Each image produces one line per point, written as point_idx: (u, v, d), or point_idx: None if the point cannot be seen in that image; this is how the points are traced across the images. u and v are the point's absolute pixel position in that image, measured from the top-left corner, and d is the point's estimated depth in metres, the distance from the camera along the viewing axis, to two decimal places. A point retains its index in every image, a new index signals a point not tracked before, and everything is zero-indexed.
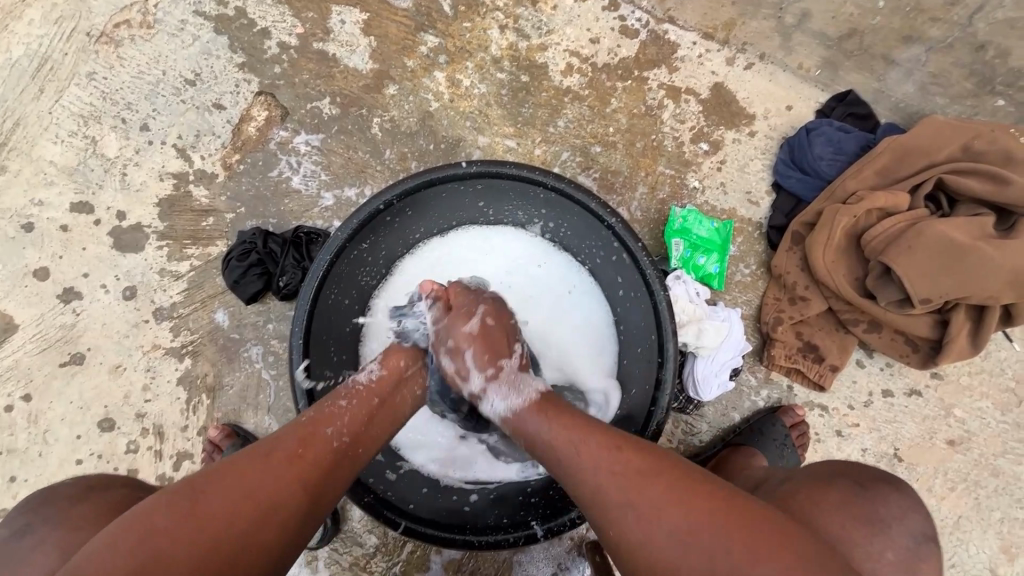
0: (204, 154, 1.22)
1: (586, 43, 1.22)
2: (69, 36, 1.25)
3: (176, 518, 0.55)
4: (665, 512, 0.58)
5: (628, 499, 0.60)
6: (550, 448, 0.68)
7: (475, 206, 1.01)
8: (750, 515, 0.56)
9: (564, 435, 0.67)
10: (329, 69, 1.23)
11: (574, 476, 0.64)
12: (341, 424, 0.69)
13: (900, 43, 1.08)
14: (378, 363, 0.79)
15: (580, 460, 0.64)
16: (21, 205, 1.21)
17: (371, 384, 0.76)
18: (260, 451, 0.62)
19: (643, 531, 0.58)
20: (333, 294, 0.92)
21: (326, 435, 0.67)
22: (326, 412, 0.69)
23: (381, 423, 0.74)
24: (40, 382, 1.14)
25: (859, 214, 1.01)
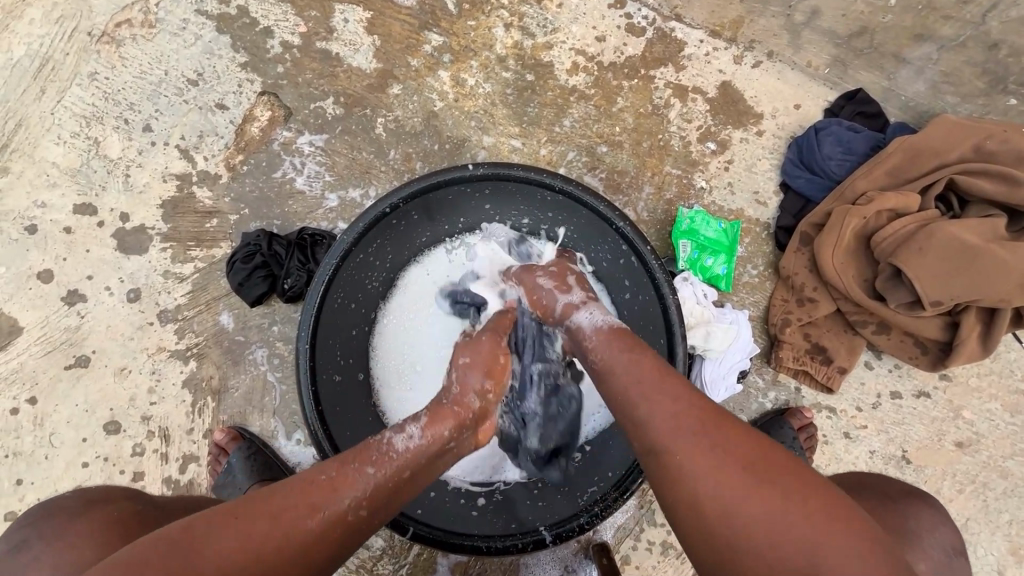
0: (207, 155, 1.21)
1: (592, 42, 1.21)
2: (70, 35, 1.24)
3: (169, 569, 0.52)
4: (726, 462, 0.56)
5: (692, 440, 0.58)
6: (624, 377, 0.66)
7: (480, 208, 1.00)
8: (823, 497, 0.54)
9: (639, 366, 0.66)
10: (331, 68, 1.22)
11: (640, 408, 0.63)
12: (360, 494, 0.62)
13: (911, 41, 1.07)
14: (421, 429, 0.70)
15: (648, 394, 0.63)
16: (24, 207, 1.20)
17: (406, 455, 0.67)
18: (275, 513, 0.58)
19: (700, 473, 0.56)
20: (340, 299, 0.92)
21: (341, 506, 0.61)
22: (348, 479, 0.63)
23: (407, 493, 0.67)
24: (45, 384, 1.14)
25: (870, 215, 1.00)
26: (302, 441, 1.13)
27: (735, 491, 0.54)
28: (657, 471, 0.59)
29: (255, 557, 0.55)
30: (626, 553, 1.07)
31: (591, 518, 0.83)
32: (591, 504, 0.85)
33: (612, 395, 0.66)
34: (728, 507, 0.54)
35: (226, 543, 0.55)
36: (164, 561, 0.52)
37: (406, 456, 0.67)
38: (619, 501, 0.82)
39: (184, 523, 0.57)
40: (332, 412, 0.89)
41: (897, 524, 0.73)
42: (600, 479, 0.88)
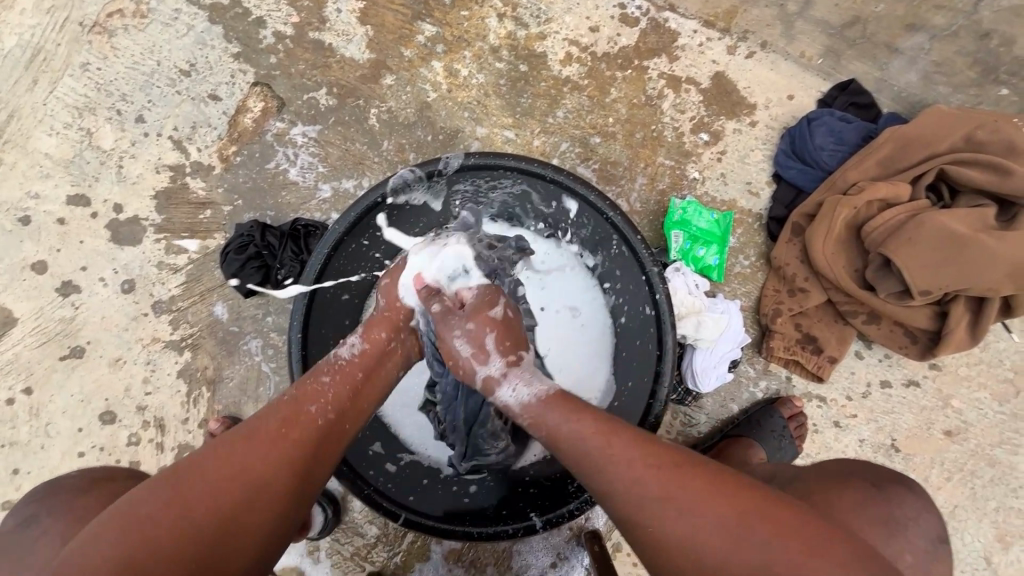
0: (200, 146, 1.21)
1: (586, 32, 1.20)
2: (62, 26, 1.23)
3: (164, 503, 0.57)
4: (703, 518, 0.57)
5: (664, 504, 0.59)
6: (575, 445, 0.66)
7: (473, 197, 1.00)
8: (795, 529, 0.56)
9: (590, 431, 0.66)
10: (324, 58, 1.22)
11: (602, 477, 0.63)
12: (325, 402, 0.69)
13: (904, 31, 1.07)
14: (360, 334, 0.77)
15: (608, 459, 0.63)
16: (18, 198, 1.20)
17: (355, 359, 0.75)
18: (250, 431, 0.64)
19: (683, 535, 0.58)
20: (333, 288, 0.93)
21: (310, 411, 0.67)
22: (309, 390, 0.69)
23: (370, 395, 0.75)
24: (40, 375, 1.15)
25: (859, 206, 1.00)
26: None
27: (721, 542, 0.56)
28: (637, 536, 0.61)
29: (245, 470, 0.61)
30: (618, 540, 1.08)
31: (581, 505, 0.83)
32: (581, 491, 0.85)
33: (572, 465, 0.67)
34: (716, 562, 0.56)
35: (210, 467, 0.60)
36: (157, 500, 0.57)
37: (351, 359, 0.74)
38: None
39: (164, 468, 0.61)
40: None
41: (877, 512, 0.73)
42: None
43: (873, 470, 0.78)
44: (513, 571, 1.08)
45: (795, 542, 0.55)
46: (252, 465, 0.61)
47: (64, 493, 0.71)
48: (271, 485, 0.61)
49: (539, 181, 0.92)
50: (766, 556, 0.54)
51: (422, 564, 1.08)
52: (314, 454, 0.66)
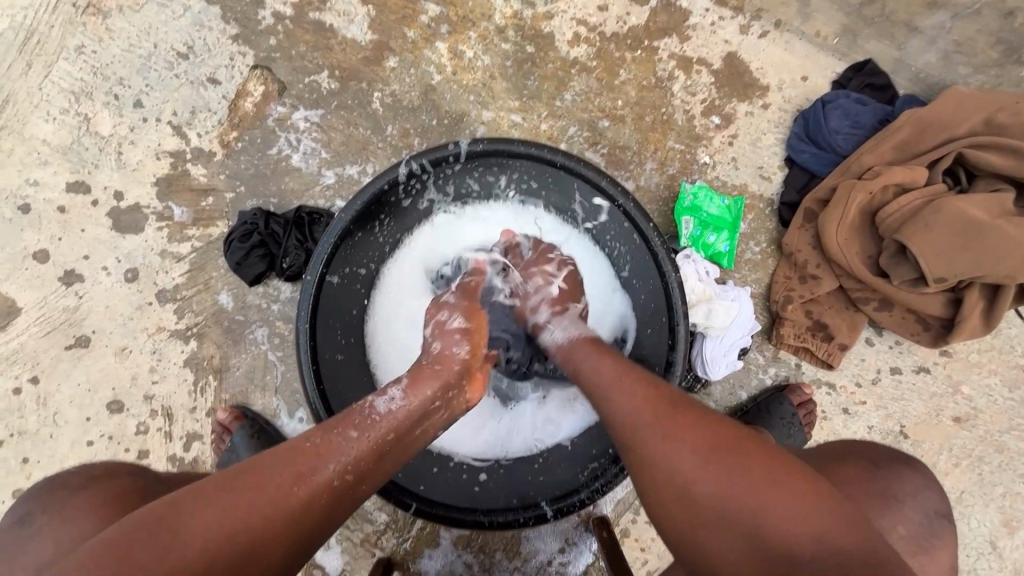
0: (200, 132, 1.19)
1: (594, 11, 1.17)
2: (54, 7, 1.20)
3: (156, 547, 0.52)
4: (681, 438, 0.59)
5: (647, 425, 0.62)
6: (592, 376, 0.72)
7: (483, 181, 0.97)
8: (771, 465, 0.56)
9: (606, 366, 0.72)
10: (325, 40, 1.19)
11: (607, 405, 0.68)
12: (345, 460, 0.65)
13: (924, 10, 1.04)
14: (402, 391, 0.73)
15: (614, 384, 0.69)
16: (17, 186, 1.18)
17: (391, 414, 0.71)
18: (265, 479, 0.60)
19: (656, 453, 0.60)
20: (339, 277, 0.91)
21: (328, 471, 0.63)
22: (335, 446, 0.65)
23: (391, 462, 0.70)
24: (46, 365, 1.14)
25: (876, 190, 0.98)
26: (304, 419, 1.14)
27: (690, 463, 0.58)
28: (625, 456, 0.64)
29: (248, 518, 0.57)
30: (626, 526, 1.08)
31: (591, 494, 0.85)
32: (591, 480, 0.86)
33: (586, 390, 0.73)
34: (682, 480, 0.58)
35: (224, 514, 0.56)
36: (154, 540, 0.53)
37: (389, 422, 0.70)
38: (618, 476, 0.84)
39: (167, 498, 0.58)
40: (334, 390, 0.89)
41: (870, 485, 0.74)
42: (599, 455, 0.88)
43: (881, 450, 0.79)
44: (522, 556, 1.08)
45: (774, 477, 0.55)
46: (256, 514, 0.57)
47: (63, 489, 0.72)
48: (270, 543, 0.57)
49: (550, 167, 0.90)
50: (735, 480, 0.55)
51: (432, 550, 1.09)
52: (317, 518, 0.61)
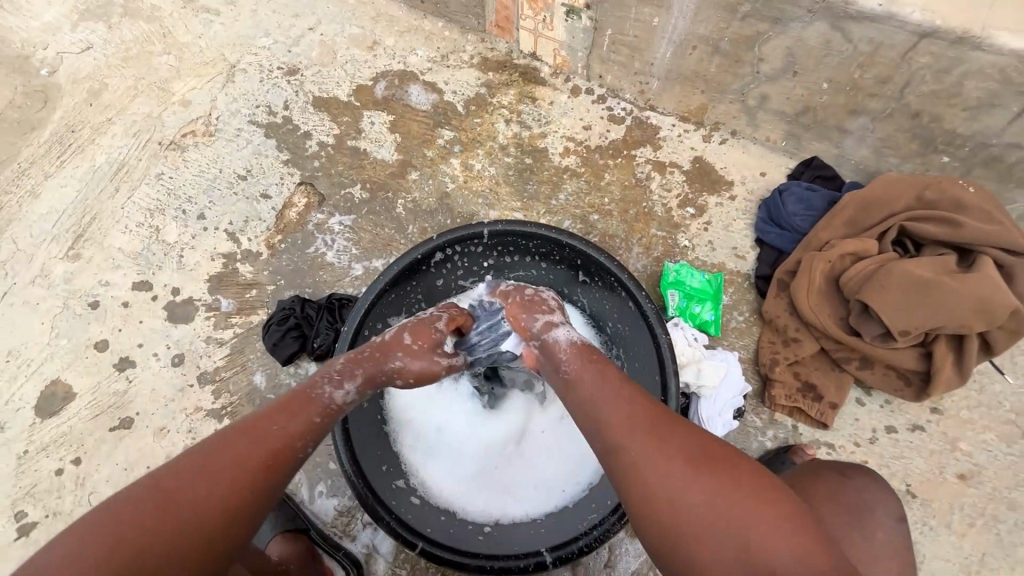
0: (250, 236, 1.40)
1: (580, 130, 1.42)
2: (144, 145, 1.49)
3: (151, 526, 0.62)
4: (672, 470, 0.64)
5: (636, 446, 0.67)
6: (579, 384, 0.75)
7: (500, 261, 1.13)
8: (757, 485, 0.63)
9: (588, 382, 0.75)
10: (360, 161, 1.44)
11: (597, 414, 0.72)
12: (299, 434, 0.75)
13: (849, 116, 1.21)
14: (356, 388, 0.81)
15: (600, 403, 0.72)
16: (90, 286, 1.37)
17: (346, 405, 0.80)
18: (256, 450, 0.70)
19: (654, 471, 0.64)
20: (372, 331, 1.04)
21: (298, 447, 0.74)
22: (297, 420, 0.75)
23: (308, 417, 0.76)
24: (90, 446, 1.23)
25: (833, 259, 1.12)
26: (324, 493, 1.14)
27: (673, 485, 0.63)
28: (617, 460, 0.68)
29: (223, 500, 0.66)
30: None
31: (591, 542, 0.86)
32: (590, 528, 0.88)
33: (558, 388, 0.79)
34: (659, 496, 0.63)
35: (227, 476, 0.67)
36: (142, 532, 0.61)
37: (343, 411, 0.80)
38: (618, 524, 0.86)
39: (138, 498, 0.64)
40: (361, 437, 0.96)
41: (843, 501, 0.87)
42: (598, 507, 0.91)
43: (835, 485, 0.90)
44: None
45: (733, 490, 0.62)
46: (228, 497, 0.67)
47: None
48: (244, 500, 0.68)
49: (556, 246, 1.07)
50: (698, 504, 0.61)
51: None
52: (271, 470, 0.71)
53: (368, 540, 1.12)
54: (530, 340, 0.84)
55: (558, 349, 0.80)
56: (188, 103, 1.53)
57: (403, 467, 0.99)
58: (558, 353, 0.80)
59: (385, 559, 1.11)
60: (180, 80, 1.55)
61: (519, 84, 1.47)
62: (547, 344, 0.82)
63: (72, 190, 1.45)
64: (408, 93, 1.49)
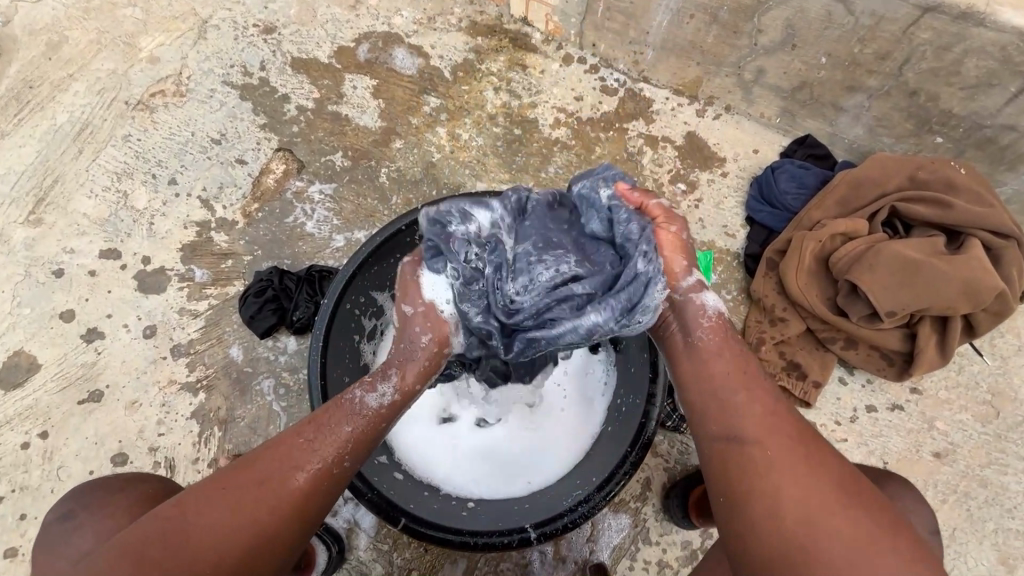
0: (226, 204, 1.33)
1: (571, 101, 1.37)
2: (109, 104, 1.40)
3: (174, 545, 0.62)
4: (808, 477, 0.63)
5: (765, 441, 0.66)
6: (709, 359, 0.73)
7: None
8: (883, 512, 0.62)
9: (721, 360, 0.73)
10: (341, 127, 1.37)
11: (725, 396, 0.70)
12: (331, 447, 0.71)
13: (845, 93, 1.19)
14: (393, 386, 0.77)
15: (732, 385, 0.71)
16: (54, 253, 1.30)
17: (382, 409, 0.75)
18: (279, 467, 0.68)
19: (787, 471, 0.63)
20: (355, 305, 1.00)
21: (328, 462, 0.70)
22: (327, 431, 0.71)
23: (331, 428, 0.72)
24: (58, 420, 1.18)
25: (824, 239, 1.11)
26: None
27: (807, 489, 0.62)
28: (744, 447, 0.66)
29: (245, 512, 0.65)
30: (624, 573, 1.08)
31: (575, 518, 0.87)
32: (576, 505, 0.88)
33: (677, 353, 0.77)
34: (780, 494, 0.62)
35: (251, 502, 0.65)
36: (165, 546, 0.62)
37: (377, 416, 0.75)
38: (603, 501, 0.87)
39: (172, 507, 0.65)
40: None
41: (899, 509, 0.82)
42: (583, 483, 0.91)
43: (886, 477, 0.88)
44: None
45: (864, 509, 0.61)
46: (256, 509, 0.65)
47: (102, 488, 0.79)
48: (268, 521, 0.65)
49: None
50: (829, 506, 0.61)
51: None
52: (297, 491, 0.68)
53: (349, 515, 1.10)
54: (671, 290, 0.77)
55: (703, 313, 0.75)
56: (156, 60, 1.44)
57: (384, 444, 0.96)
58: (698, 314, 0.76)
59: (368, 534, 1.10)
60: (148, 35, 1.45)
61: (509, 50, 1.41)
62: (686, 300, 0.76)
63: (31, 151, 1.36)
64: (393, 57, 1.42)
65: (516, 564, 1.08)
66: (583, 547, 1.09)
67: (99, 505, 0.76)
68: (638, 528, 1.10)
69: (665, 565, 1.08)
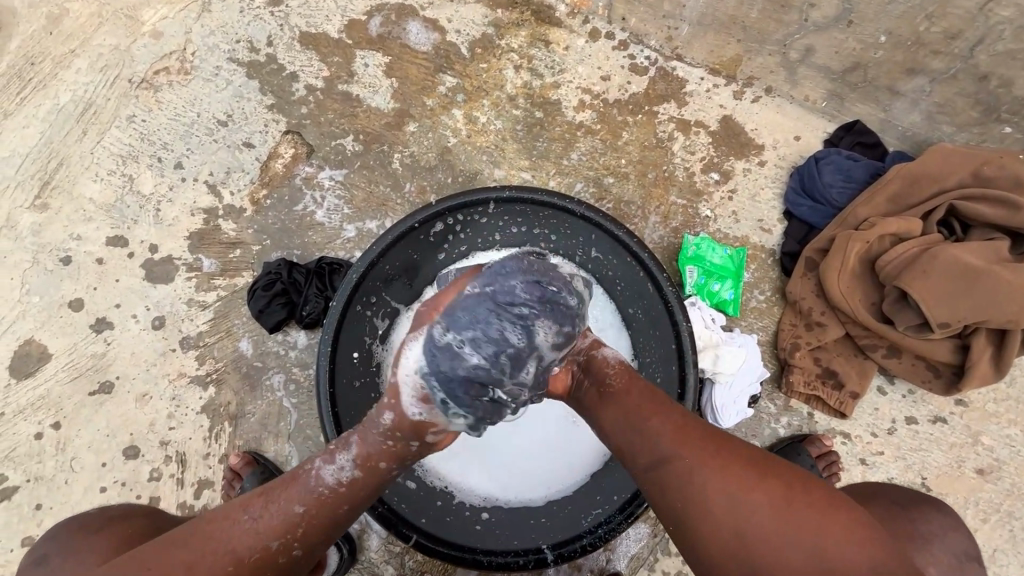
0: (233, 190, 1.28)
1: (598, 81, 1.27)
2: (112, 82, 1.34)
3: None
4: (726, 482, 0.59)
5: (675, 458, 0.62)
6: (610, 394, 0.70)
7: (507, 233, 1.04)
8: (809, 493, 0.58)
9: (622, 391, 0.70)
10: (352, 109, 1.30)
11: (635, 423, 0.66)
12: (273, 531, 0.64)
13: (904, 75, 1.08)
14: (353, 460, 0.67)
15: (644, 413, 0.66)
16: (61, 240, 1.27)
17: (339, 488, 0.66)
18: (224, 552, 0.63)
19: (704, 484, 0.60)
20: (365, 306, 0.95)
21: (274, 548, 0.64)
22: (275, 507, 0.65)
23: (280, 508, 0.65)
24: (69, 411, 1.17)
25: (873, 239, 1.02)
26: None
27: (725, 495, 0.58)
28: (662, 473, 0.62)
29: None
30: None
31: (594, 540, 0.84)
32: (595, 526, 0.85)
33: (586, 400, 0.73)
34: (711, 513, 0.58)
35: None
36: None
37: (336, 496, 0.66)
38: (624, 524, 0.83)
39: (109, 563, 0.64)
40: (349, 417, 0.91)
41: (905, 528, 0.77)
42: (603, 501, 0.87)
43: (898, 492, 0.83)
44: None
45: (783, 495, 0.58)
46: None
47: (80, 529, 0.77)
48: None
49: (572, 217, 0.97)
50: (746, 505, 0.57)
51: None
52: None
53: (361, 516, 1.08)
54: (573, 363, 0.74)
55: (608, 363, 0.73)
56: (159, 35, 1.36)
57: None
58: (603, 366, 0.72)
59: (379, 536, 1.07)
60: (150, 7, 1.38)
61: (531, 25, 1.31)
62: (595, 359, 0.73)
63: (35, 131, 1.32)
64: (406, 31, 1.32)
65: None
66: (599, 556, 1.05)
67: (71, 547, 0.74)
68: (657, 538, 1.06)
69: None
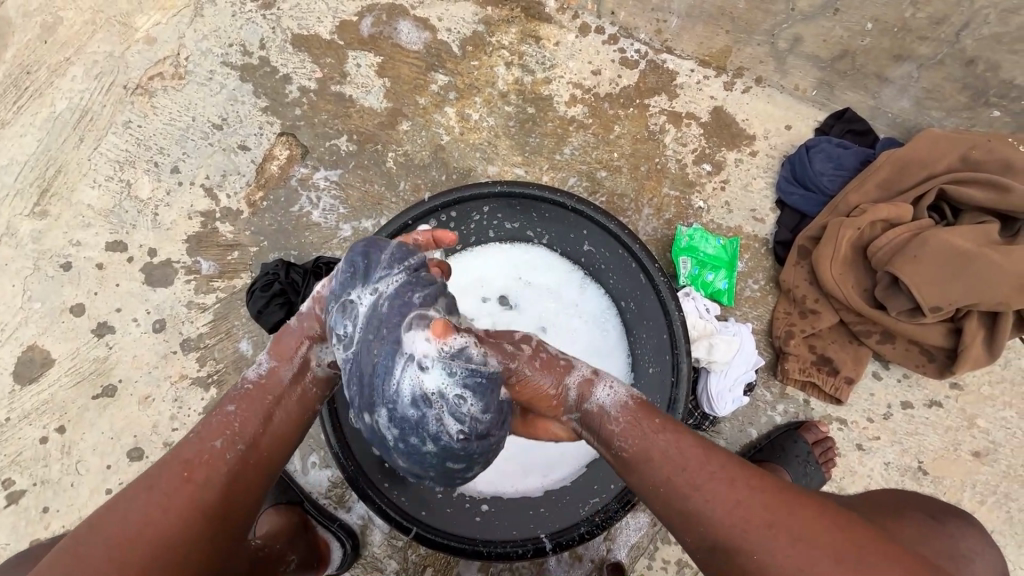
0: (230, 193, 1.29)
1: (588, 75, 1.27)
2: (107, 88, 1.35)
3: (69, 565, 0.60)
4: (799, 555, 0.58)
5: (739, 539, 0.60)
6: (640, 466, 0.66)
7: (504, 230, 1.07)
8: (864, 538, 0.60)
9: (653, 465, 0.65)
10: (346, 109, 1.31)
11: (683, 503, 0.63)
12: (230, 436, 0.67)
13: (892, 62, 1.09)
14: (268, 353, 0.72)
15: (686, 491, 0.63)
16: (60, 246, 1.28)
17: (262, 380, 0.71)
18: (173, 463, 0.66)
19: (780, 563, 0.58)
20: None
21: (215, 449, 0.66)
22: (211, 425, 0.68)
23: (215, 429, 0.67)
24: (74, 414, 1.19)
25: (864, 226, 1.03)
26: (316, 465, 1.10)
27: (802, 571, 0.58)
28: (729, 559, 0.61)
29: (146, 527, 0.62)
30: (642, 572, 1.06)
31: (591, 528, 0.87)
32: (592, 514, 0.88)
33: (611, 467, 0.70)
34: None
35: (158, 507, 0.63)
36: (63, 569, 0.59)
37: (268, 386, 0.71)
38: (620, 512, 0.86)
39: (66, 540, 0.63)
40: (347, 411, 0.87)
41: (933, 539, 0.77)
42: (600, 490, 0.90)
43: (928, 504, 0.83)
44: None
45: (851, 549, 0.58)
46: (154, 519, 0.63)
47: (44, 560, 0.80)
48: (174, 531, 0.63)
49: (563, 211, 0.99)
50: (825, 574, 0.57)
51: None
52: (222, 497, 0.66)
53: (363, 511, 1.09)
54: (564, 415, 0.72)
55: (609, 419, 0.69)
56: (153, 41, 1.37)
57: None
58: (608, 426, 0.69)
59: (381, 531, 1.09)
60: (143, 14, 1.39)
61: (521, 21, 1.31)
62: (591, 412, 0.70)
63: (33, 139, 1.33)
64: (397, 30, 1.33)
65: (532, 562, 1.07)
66: (599, 547, 1.07)
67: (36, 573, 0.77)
68: (656, 527, 1.07)
69: (684, 565, 1.05)
